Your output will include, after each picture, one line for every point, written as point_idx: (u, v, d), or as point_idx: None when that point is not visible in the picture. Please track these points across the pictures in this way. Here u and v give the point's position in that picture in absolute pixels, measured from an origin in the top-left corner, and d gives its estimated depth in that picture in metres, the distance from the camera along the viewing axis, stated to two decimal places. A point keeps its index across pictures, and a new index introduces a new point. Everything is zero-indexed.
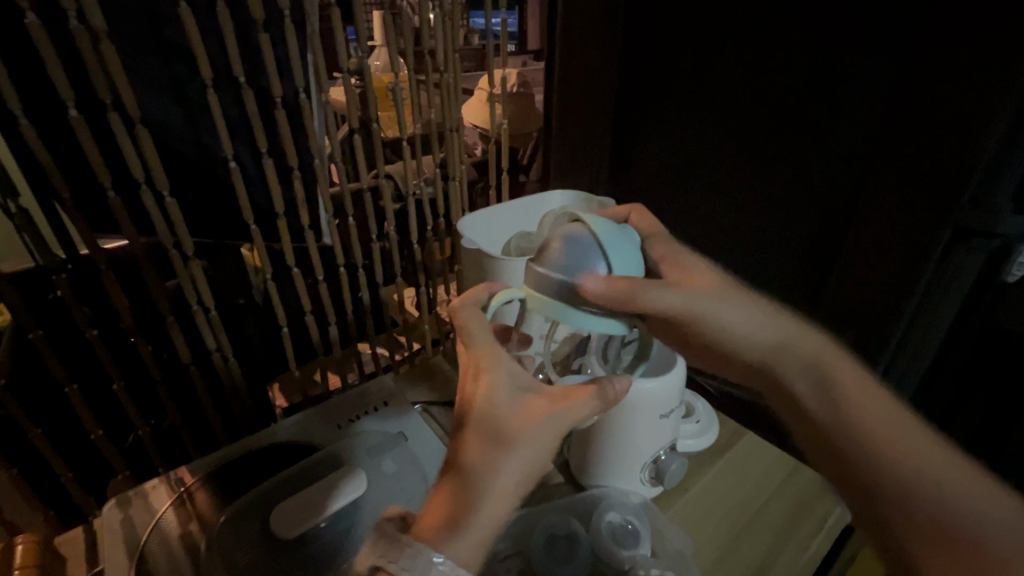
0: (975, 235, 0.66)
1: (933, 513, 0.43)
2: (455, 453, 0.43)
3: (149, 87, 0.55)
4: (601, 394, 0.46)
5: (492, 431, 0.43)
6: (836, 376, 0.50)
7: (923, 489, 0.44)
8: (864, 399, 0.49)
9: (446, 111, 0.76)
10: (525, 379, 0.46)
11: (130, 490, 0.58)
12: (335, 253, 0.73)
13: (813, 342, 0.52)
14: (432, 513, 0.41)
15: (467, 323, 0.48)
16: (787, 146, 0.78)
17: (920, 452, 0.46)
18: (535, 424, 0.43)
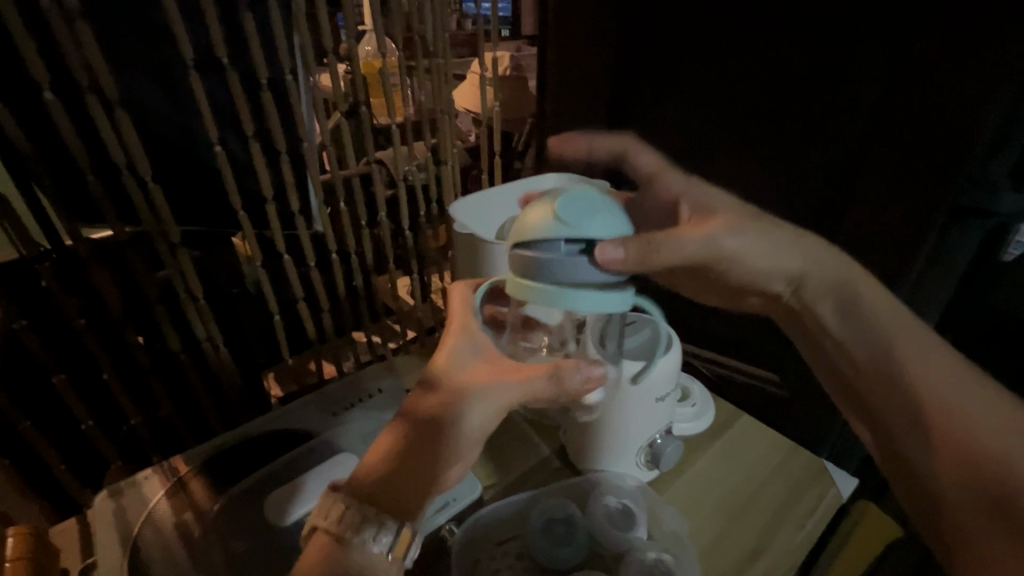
0: (970, 215, 0.65)
1: (958, 440, 0.48)
2: (408, 405, 0.46)
3: (132, 72, 0.53)
4: (556, 375, 0.47)
5: (445, 388, 0.46)
6: (860, 295, 0.55)
7: (928, 403, 0.50)
8: (879, 312, 0.55)
9: (438, 95, 0.74)
10: (489, 349, 0.50)
11: (123, 480, 0.58)
12: (327, 241, 0.72)
13: (840, 269, 0.56)
14: (377, 458, 0.45)
15: (454, 299, 0.54)
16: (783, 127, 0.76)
17: (925, 365, 0.52)
18: (483, 387, 0.45)
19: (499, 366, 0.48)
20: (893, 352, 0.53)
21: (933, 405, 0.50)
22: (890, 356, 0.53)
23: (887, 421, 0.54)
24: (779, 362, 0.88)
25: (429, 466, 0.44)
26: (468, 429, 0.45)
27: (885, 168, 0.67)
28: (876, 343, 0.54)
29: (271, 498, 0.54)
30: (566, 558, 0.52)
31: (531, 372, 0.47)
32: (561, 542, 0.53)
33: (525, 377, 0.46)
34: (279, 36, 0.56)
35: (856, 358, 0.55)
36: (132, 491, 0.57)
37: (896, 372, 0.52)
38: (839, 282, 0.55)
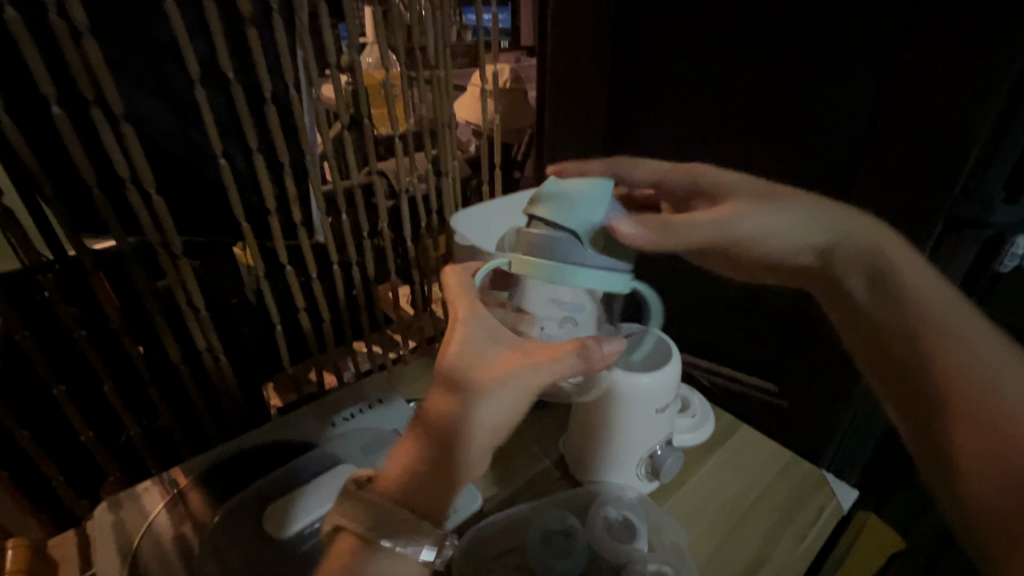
0: (968, 226, 0.67)
1: (975, 398, 0.50)
2: (427, 405, 0.44)
3: (137, 84, 0.54)
4: (583, 354, 0.45)
5: (462, 384, 0.43)
6: (891, 268, 0.57)
7: (978, 375, 0.51)
8: (919, 283, 0.56)
9: (439, 107, 0.75)
10: (504, 337, 0.46)
11: (122, 492, 0.58)
12: (329, 251, 0.73)
13: (868, 233, 0.58)
14: (401, 462, 0.44)
15: (451, 287, 0.50)
16: (781, 138, 0.77)
17: (975, 329, 0.53)
18: (506, 376, 0.42)
19: (518, 351, 0.45)
20: (940, 326, 0.54)
21: (966, 374, 0.51)
22: (923, 323, 0.55)
23: (924, 382, 0.54)
24: (779, 371, 0.88)
25: (455, 465, 0.42)
26: (491, 424, 0.43)
27: (882, 179, 0.68)
28: (920, 313, 0.55)
29: (273, 510, 0.54)
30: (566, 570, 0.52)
31: (552, 355, 0.44)
32: (561, 554, 0.53)
33: (552, 359, 0.44)
34: (282, 49, 0.57)
35: (899, 310, 0.56)
36: (131, 504, 0.57)
37: (927, 329, 0.54)
38: (876, 241, 0.58)
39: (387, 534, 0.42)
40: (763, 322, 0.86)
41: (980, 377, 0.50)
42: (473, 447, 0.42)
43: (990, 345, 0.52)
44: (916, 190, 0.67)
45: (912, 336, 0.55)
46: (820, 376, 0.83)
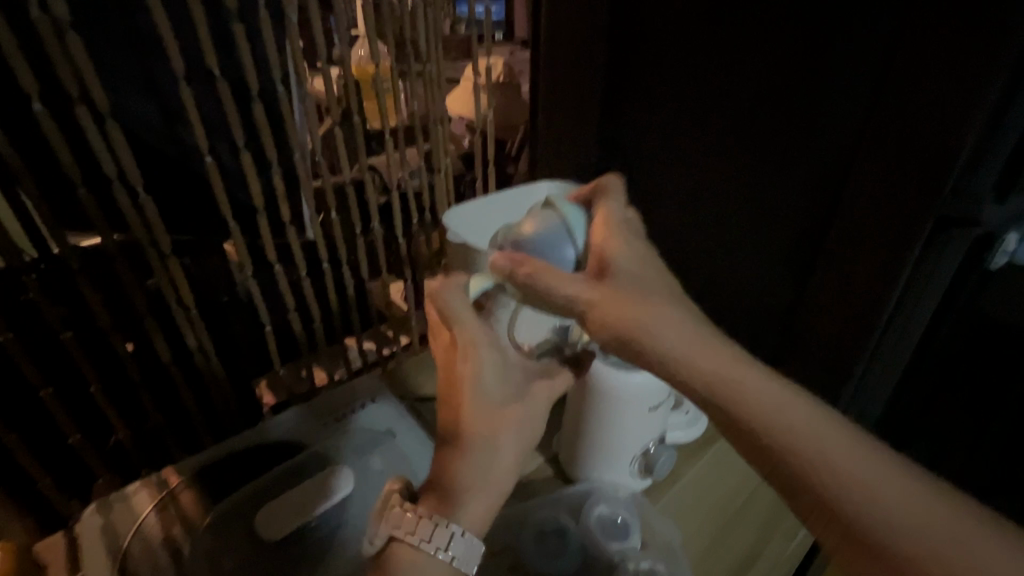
0: (955, 227, 0.63)
1: (878, 537, 0.37)
2: (450, 440, 0.47)
3: (120, 79, 0.53)
4: (577, 373, 0.52)
5: (483, 426, 0.47)
6: (746, 384, 0.42)
7: (848, 504, 0.38)
8: (760, 385, 0.43)
9: (430, 102, 0.74)
10: (510, 364, 0.51)
11: (112, 494, 0.57)
12: (319, 249, 0.72)
13: (714, 354, 0.44)
14: (432, 489, 0.47)
15: (448, 303, 0.48)
16: (776, 134, 0.76)
17: (854, 456, 0.39)
18: (520, 410, 0.48)
19: (525, 378, 0.50)
20: (833, 466, 0.39)
21: (869, 516, 0.38)
22: (806, 450, 0.40)
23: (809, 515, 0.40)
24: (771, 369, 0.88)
25: (487, 488, 0.46)
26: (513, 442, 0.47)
27: None
28: (802, 445, 0.40)
29: (264, 509, 0.53)
30: (559, 567, 0.53)
31: (554, 375, 0.50)
32: (555, 551, 0.54)
33: (555, 380, 0.50)
34: (269, 44, 0.55)
35: (784, 448, 0.40)
36: (122, 504, 0.56)
37: (834, 482, 0.39)
38: (727, 372, 0.43)
39: (443, 548, 0.43)
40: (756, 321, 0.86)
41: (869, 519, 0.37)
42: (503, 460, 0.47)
43: (928, 507, 0.37)
44: None
45: (803, 463, 0.40)
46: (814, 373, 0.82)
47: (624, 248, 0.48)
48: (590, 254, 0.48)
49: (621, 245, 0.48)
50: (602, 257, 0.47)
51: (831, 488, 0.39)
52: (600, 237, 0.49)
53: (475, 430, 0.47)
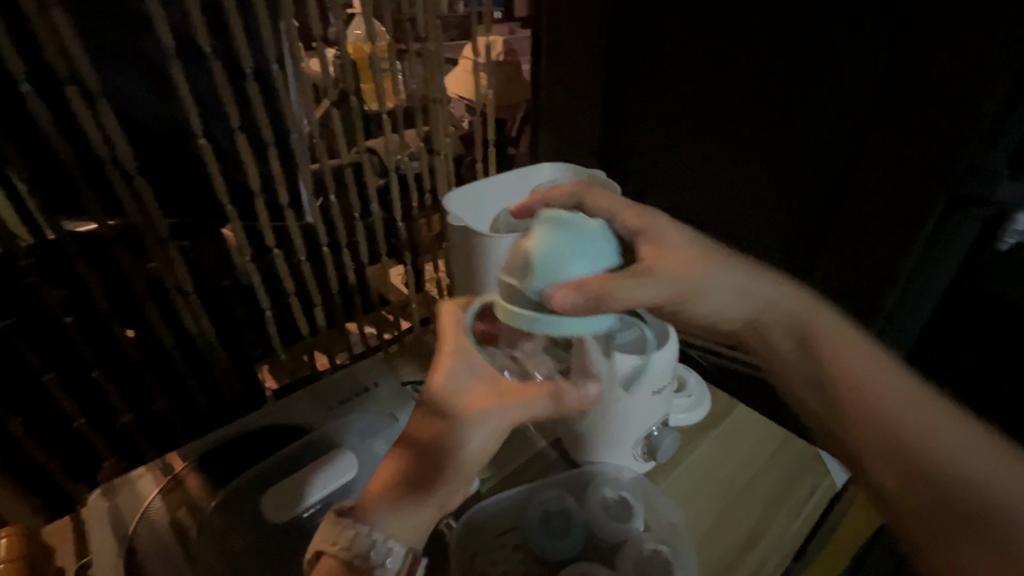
0: (970, 203, 0.65)
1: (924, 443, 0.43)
2: (409, 428, 0.46)
3: (110, 58, 0.52)
4: (555, 395, 0.47)
5: (440, 412, 0.45)
6: (815, 332, 0.52)
7: (900, 420, 0.45)
8: (845, 352, 0.50)
9: (428, 82, 0.72)
10: (485, 370, 0.48)
11: (117, 479, 0.57)
12: (319, 233, 0.71)
13: (791, 298, 0.55)
14: (378, 481, 0.46)
15: (443, 320, 0.51)
16: (785, 113, 0.74)
17: (898, 404, 0.46)
18: (480, 412, 0.45)
19: (496, 386, 0.47)
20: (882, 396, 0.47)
21: (924, 436, 0.44)
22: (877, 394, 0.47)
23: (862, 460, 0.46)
24: None
25: (432, 492, 0.45)
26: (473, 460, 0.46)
27: (890, 156, 0.67)
28: (861, 379, 0.48)
29: (267, 497, 0.54)
30: (564, 549, 0.52)
31: (529, 395, 0.47)
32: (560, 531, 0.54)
33: (528, 397, 0.46)
34: (262, 22, 0.54)
35: (860, 409, 0.47)
36: (127, 490, 0.57)
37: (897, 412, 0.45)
38: (798, 312, 0.54)
39: (363, 554, 0.42)
40: None
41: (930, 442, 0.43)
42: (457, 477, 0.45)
43: (972, 445, 0.42)
44: (921, 166, 0.64)
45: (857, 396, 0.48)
46: None
47: (674, 234, 0.56)
48: (641, 242, 0.54)
49: (664, 227, 0.55)
50: (656, 238, 0.55)
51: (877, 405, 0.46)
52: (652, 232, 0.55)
53: (434, 415, 0.46)
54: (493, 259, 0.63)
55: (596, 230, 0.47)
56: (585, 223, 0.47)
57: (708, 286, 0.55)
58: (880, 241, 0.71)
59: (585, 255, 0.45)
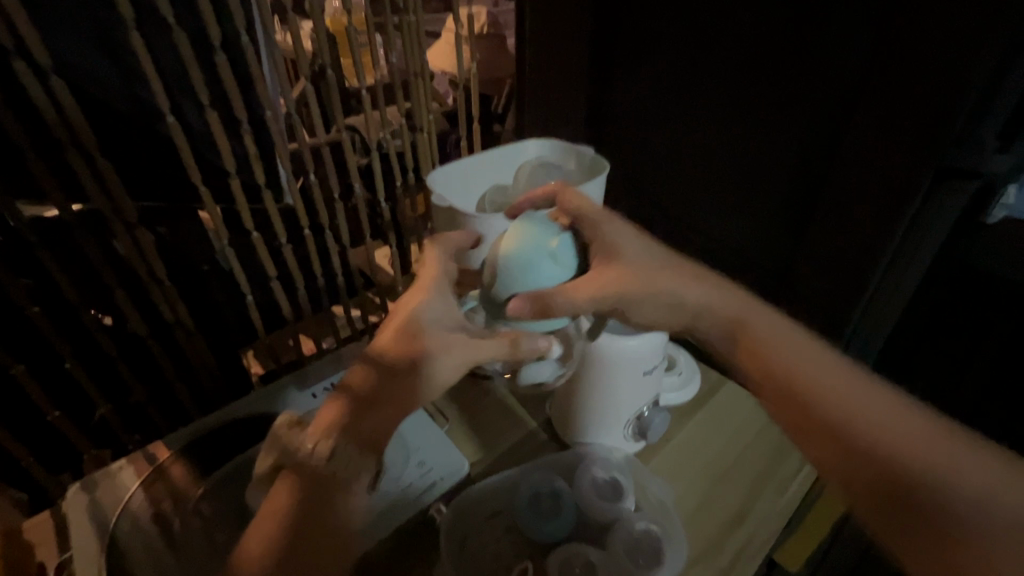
0: (957, 176, 0.62)
1: (870, 435, 0.43)
2: (376, 348, 0.47)
3: (64, 32, 0.48)
4: (513, 346, 0.46)
5: (406, 333, 0.46)
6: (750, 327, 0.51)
7: (841, 416, 0.45)
8: (789, 347, 0.49)
9: (409, 55, 0.69)
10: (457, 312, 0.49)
11: (96, 472, 0.55)
12: (299, 216, 0.69)
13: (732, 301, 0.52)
14: (335, 402, 0.46)
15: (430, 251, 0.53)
16: (768, 88, 0.70)
17: (866, 404, 0.45)
18: (442, 342, 0.45)
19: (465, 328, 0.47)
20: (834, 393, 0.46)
21: (881, 431, 0.43)
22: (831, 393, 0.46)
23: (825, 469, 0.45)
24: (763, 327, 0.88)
25: (383, 415, 0.44)
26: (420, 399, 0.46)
27: (872, 123, 0.63)
28: (816, 385, 0.47)
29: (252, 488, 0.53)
30: (556, 529, 0.52)
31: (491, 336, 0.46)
32: (553, 512, 0.53)
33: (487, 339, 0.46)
34: None
35: (816, 413, 0.46)
36: (106, 484, 0.55)
37: (853, 418, 0.44)
38: (738, 318, 0.51)
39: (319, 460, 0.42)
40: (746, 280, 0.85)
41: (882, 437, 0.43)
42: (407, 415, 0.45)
43: (953, 452, 0.41)
44: (902, 142, 0.62)
45: (806, 399, 0.47)
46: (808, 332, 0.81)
47: (624, 239, 0.51)
48: (591, 251, 0.50)
49: (614, 231, 0.50)
50: (607, 245, 0.50)
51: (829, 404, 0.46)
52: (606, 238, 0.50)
53: (403, 336, 0.46)
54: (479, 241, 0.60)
55: (557, 246, 0.47)
56: (545, 238, 0.46)
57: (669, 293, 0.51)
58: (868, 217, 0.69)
59: (544, 269, 0.46)
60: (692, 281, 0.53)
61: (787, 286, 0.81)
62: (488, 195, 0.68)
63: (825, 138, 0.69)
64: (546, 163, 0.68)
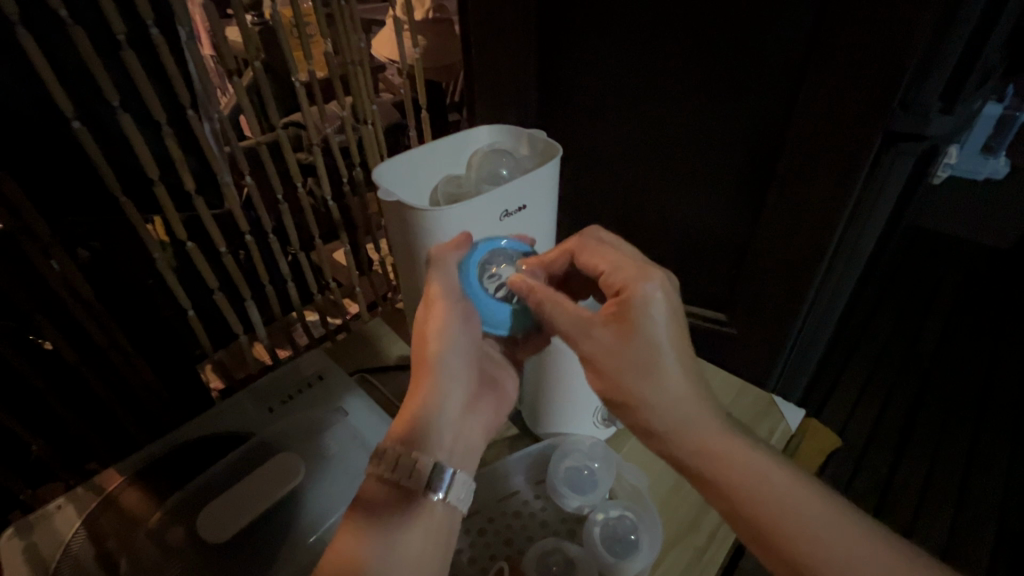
0: (904, 140, 0.65)
1: (773, 527, 0.40)
2: (422, 368, 0.48)
3: None
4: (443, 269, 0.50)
5: (430, 359, 0.48)
6: (694, 433, 0.45)
7: (760, 504, 0.41)
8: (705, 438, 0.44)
9: (346, 44, 0.66)
10: (454, 328, 0.48)
11: (31, 515, 0.52)
12: (240, 222, 0.65)
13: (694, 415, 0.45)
14: (406, 417, 0.47)
15: (435, 287, 0.49)
16: (715, 63, 0.69)
17: (781, 496, 0.41)
18: (443, 339, 0.48)
19: (451, 340, 0.48)
20: (775, 484, 0.42)
21: (778, 528, 0.40)
22: (750, 492, 0.42)
23: (751, 513, 0.42)
24: (727, 303, 0.88)
25: (448, 390, 0.48)
26: (464, 332, 0.49)
27: (827, 98, 0.64)
28: (752, 477, 0.42)
29: (206, 517, 0.50)
30: (512, 324, 0.50)
31: (433, 341, 0.48)
32: (508, 323, 0.51)
33: (445, 337, 0.48)
34: None
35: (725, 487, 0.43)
36: (45, 525, 0.52)
37: (749, 487, 0.42)
38: (695, 432, 0.45)
39: (450, 414, 0.48)
40: (710, 259, 0.86)
41: (792, 527, 0.40)
42: (444, 324, 0.48)
43: (825, 524, 0.40)
44: (849, 111, 0.63)
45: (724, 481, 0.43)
46: (771, 303, 0.82)
47: (655, 311, 0.45)
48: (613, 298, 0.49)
49: (650, 309, 0.45)
50: (621, 300, 0.47)
51: (776, 524, 0.40)
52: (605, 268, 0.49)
53: (431, 359, 0.48)
54: (433, 232, 0.57)
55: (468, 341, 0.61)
56: None
57: (710, 430, 0.45)
58: (822, 184, 0.69)
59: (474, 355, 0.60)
60: (694, 400, 0.46)
61: (748, 262, 0.81)
62: (440, 187, 0.65)
63: (773, 112, 0.69)
64: (497, 151, 0.66)
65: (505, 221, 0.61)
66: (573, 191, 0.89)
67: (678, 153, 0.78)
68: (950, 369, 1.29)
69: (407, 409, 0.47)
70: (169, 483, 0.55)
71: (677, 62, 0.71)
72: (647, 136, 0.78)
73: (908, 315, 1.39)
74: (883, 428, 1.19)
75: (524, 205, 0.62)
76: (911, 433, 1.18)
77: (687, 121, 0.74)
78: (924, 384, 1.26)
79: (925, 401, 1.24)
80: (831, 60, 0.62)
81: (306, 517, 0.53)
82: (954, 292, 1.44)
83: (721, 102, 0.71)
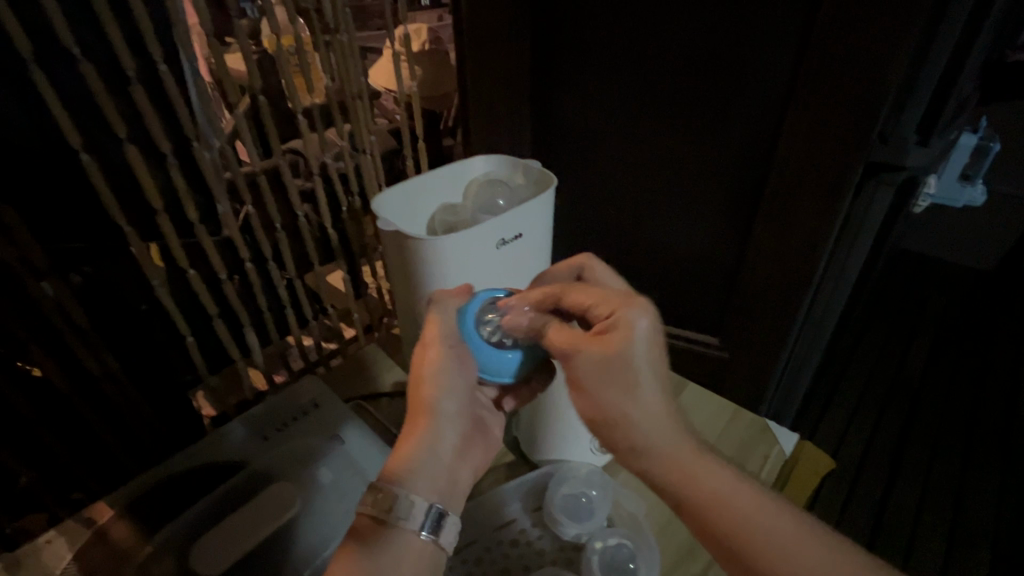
0: (884, 170, 0.68)
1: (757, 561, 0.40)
2: (419, 406, 0.49)
3: None
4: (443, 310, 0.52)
5: (427, 399, 0.49)
6: (678, 463, 0.44)
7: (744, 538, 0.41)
8: (689, 471, 0.43)
9: (346, 74, 0.67)
10: (451, 372, 0.50)
11: (19, 550, 0.52)
12: (240, 250, 0.66)
13: (678, 448, 0.44)
14: (401, 454, 0.47)
15: (435, 326, 0.50)
16: (703, 95, 0.72)
17: (766, 528, 0.40)
18: (441, 378, 0.49)
19: (449, 381, 0.49)
20: (737, 505, 0.42)
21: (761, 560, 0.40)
22: (733, 526, 0.41)
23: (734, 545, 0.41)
24: (718, 327, 0.90)
25: (444, 429, 0.48)
26: (461, 372, 0.50)
27: (810, 129, 0.66)
28: (715, 499, 0.42)
29: (197, 550, 0.50)
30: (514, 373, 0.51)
31: (431, 381, 0.49)
32: (509, 373, 0.51)
33: (443, 380, 0.49)
34: (139, 18, 0.47)
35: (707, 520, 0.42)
36: (34, 559, 0.51)
37: (708, 506, 0.42)
38: (683, 465, 0.43)
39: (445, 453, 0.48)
40: (702, 283, 0.87)
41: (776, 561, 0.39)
42: (443, 365, 0.49)
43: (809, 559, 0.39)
44: (832, 142, 0.66)
45: (708, 511, 0.42)
46: (762, 327, 0.84)
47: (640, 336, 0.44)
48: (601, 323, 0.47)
49: (634, 334, 0.44)
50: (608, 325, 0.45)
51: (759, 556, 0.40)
52: (593, 295, 0.48)
53: (428, 399, 0.49)
54: (431, 260, 0.58)
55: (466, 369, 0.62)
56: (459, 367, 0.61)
57: (698, 463, 0.44)
58: (808, 211, 0.72)
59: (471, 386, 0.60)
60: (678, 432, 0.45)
61: (738, 286, 0.83)
62: (437, 215, 0.66)
63: (760, 142, 0.72)
64: (493, 179, 0.68)
65: (501, 249, 0.62)
66: (566, 216, 0.91)
67: (669, 181, 0.80)
68: (939, 390, 1.31)
69: (401, 446, 0.48)
70: (161, 515, 0.54)
71: (667, 94, 0.73)
72: (639, 164, 0.80)
73: (896, 337, 1.42)
74: (875, 450, 1.20)
75: (520, 233, 0.63)
76: (903, 454, 1.19)
77: (678, 149, 0.77)
78: (914, 405, 1.28)
79: (915, 422, 1.25)
80: (815, 94, 0.64)
81: (302, 548, 0.52)
82: (939, 314, 1.47)
83: (710, 133, 0.74)
